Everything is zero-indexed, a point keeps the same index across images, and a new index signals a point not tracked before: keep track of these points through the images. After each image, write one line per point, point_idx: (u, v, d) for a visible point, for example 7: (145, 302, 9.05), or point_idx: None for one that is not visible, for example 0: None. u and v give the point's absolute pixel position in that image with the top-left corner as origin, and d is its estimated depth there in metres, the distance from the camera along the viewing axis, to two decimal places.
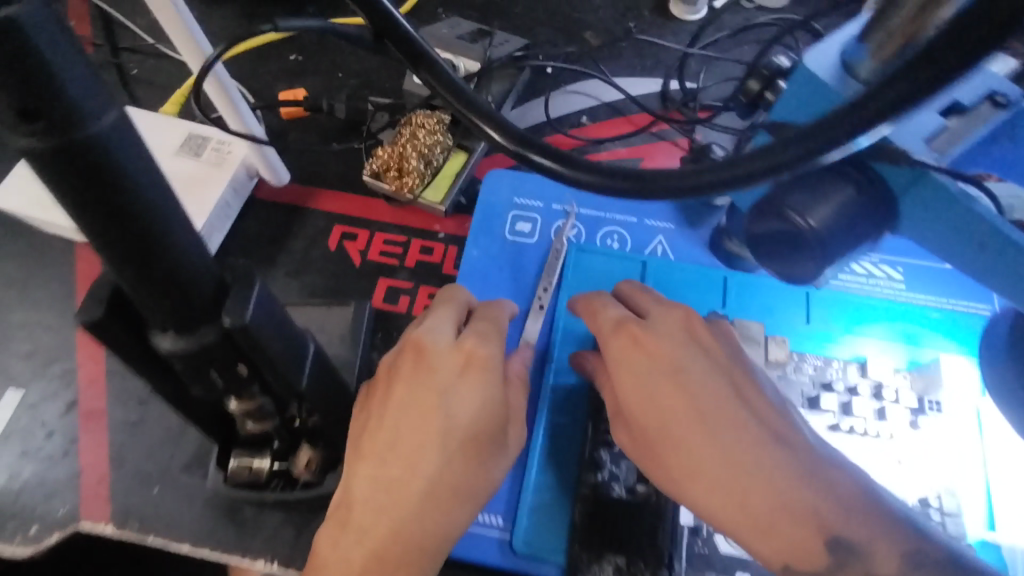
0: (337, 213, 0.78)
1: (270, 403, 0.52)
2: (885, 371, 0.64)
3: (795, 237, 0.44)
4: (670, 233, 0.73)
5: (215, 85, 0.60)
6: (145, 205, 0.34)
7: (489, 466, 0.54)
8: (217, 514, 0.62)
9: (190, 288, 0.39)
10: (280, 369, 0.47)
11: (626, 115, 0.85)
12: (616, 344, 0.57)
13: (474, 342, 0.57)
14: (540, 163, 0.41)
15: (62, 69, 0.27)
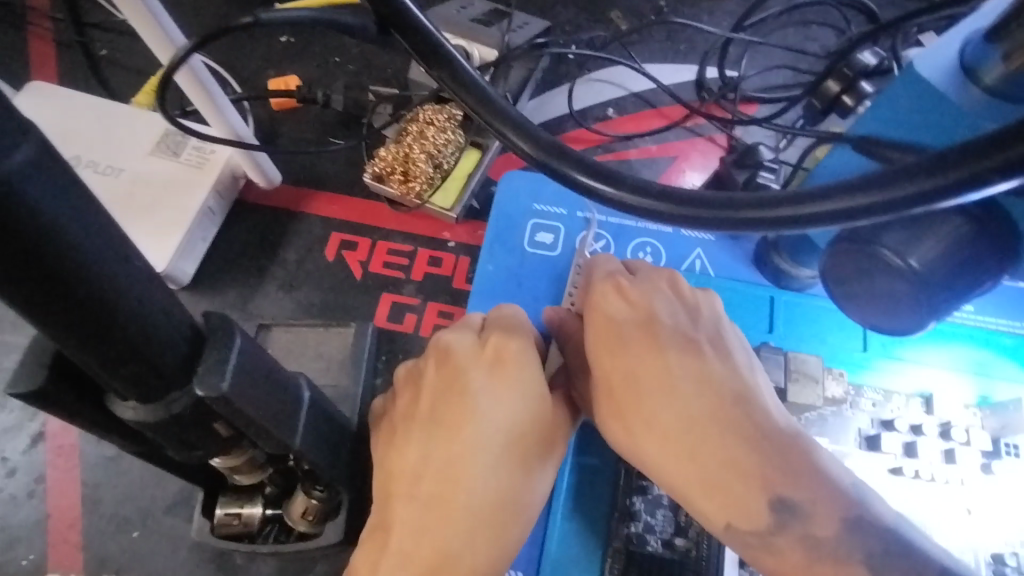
0: (334, 219, 0.70)
1: (262, 455, 0.45)
2: (954, 407, 0.57)
3: (890, 277, 0.38)
4: (709, 245, 0.65)
5: (190, 79, 0.51)
6: (83, 257, 0.27)
7: (537, 477, 0.48)
8: (203, 563, 0.56)
9: (151, 350, 0.32)
10: (267, 430, 0.40)
11: (657, 107, 0.77)
12: (599, 293, 0.52)
13: (500, 339, 0.51)
14: (574, 180, 0.35)
15: None
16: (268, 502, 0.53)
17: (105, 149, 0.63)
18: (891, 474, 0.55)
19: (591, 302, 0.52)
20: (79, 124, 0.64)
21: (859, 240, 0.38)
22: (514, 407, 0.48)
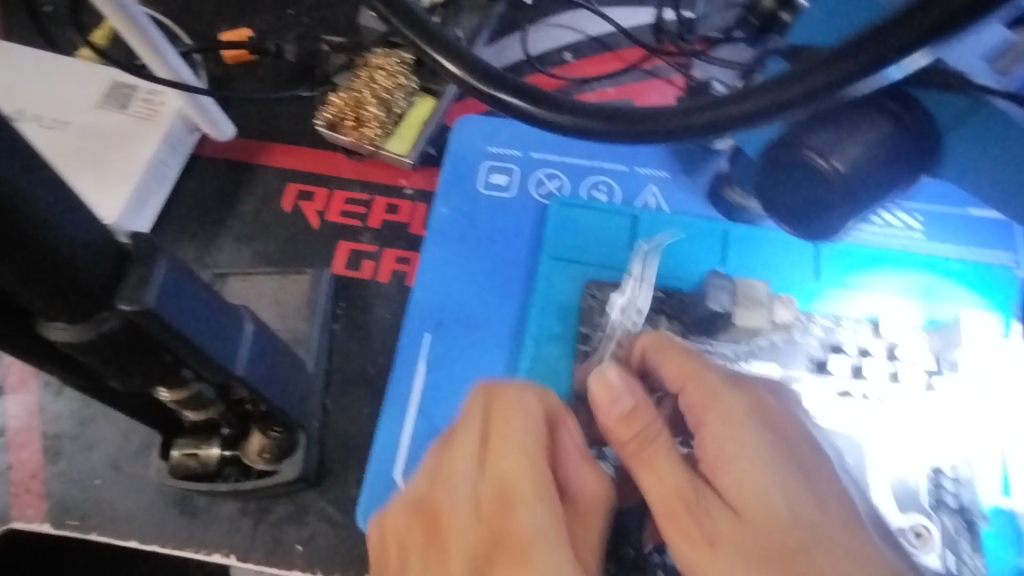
0: (290, 170, 0.69)
1: (208, 390, 0.46)
2: (902, 330, 0.58)
3: (817, 183, 0.38)
4: (664, 182, 0.65)
5: (124, 23, 0.52)
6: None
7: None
8: (167, 506, 0.57)
9: (74, 269, 0.32)
10: (208, 356, 0.40)
11: (615, 51, 0.76)
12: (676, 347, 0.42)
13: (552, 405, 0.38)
14: (513, 105, 0.39)
15: None
16: (223, 444, 0.54)
17: (52, 104, 0.62)
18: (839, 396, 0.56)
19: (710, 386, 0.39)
20: (23, 79, 0.63)
21: (788, 149, 0.38)
22: (523, 435, 0.37)
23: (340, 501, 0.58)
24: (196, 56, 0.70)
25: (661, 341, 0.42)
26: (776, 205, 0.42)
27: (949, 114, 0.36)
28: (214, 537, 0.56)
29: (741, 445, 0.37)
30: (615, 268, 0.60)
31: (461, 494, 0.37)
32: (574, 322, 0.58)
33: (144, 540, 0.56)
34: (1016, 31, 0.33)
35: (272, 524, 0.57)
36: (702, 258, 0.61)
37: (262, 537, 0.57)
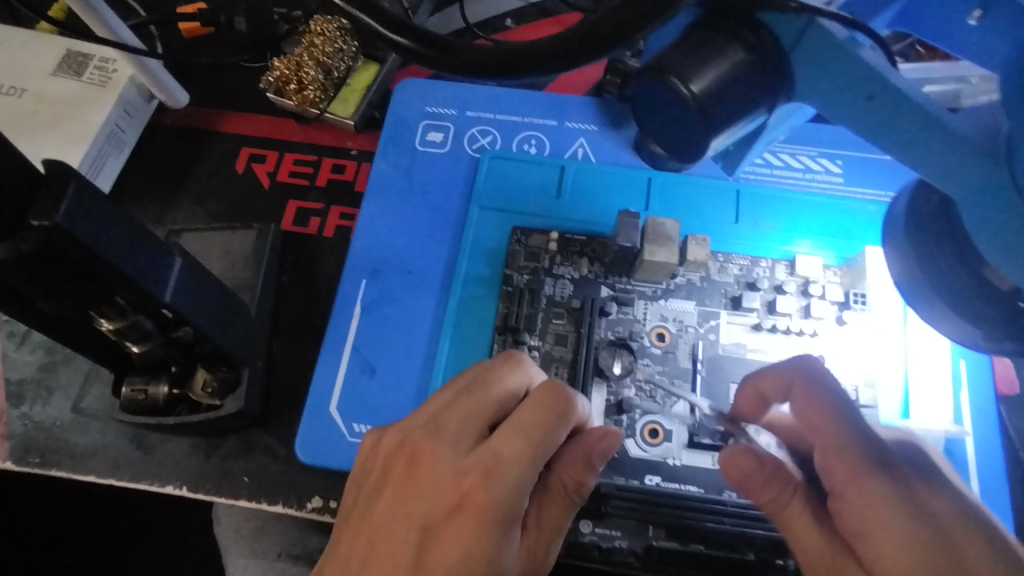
0: (245, 135, 0.73)
1: (148, 321, 0.49)
2: (814, 267, 0.60)
3: (681, 110, 0.38)
4: (592, 135, 0.67)
5: None
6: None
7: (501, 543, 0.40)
8: (123, 444, 0.61)
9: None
10: (137, 284, 0.44)
11: (555, 16, 0.78)
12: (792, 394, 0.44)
13: (543, 395, 0.43)
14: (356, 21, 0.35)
15: None
16: (171, 382, 0.58)
17: (13, 73, 0.67)
18: (753, 329, 0.59)
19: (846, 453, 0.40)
20: None
21: (653, 72, 0.38)
22: (541, 429, 0.42)
23: (284, 436, 0.61)
24: (153, 29, 0.74)
25: (512, 358, 0.46)
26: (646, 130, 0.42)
27: (791, 36, 0.37)
28: (166, 472, 0.60)
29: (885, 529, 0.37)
30: (542, 215, 0.64)
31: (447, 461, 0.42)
32: (501, 265, 0.62)
33: (102, 475, 0.60)
34: None
35: (221, 459, 0.61)
36: (625, 205, 0.64)
37: (211, 471, 0.61)
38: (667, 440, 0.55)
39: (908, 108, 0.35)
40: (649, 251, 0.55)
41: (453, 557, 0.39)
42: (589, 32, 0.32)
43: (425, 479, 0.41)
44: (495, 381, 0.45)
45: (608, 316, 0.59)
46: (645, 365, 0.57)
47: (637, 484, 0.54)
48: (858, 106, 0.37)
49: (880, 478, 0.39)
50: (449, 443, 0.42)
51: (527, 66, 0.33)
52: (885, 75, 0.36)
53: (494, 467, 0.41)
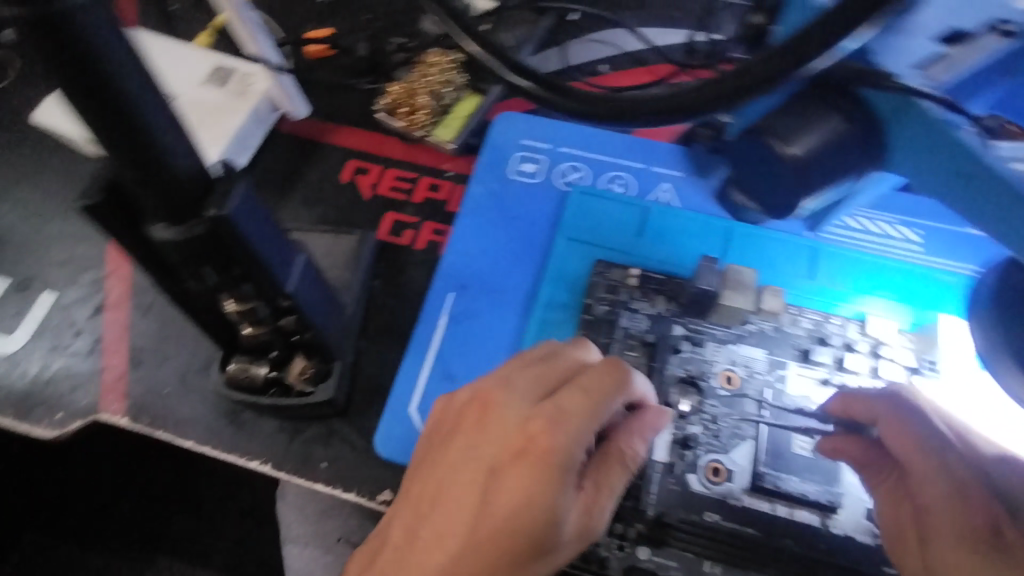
0: (353, 148, 0.80)
1: (262, 308, 0.55)
2: (887, 329, 0.62)
3: (776, 168, 0.42)
4: (677, 181, 0.71)
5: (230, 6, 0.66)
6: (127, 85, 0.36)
7: (557, 495, 0.42)
8: (220, 416, 0.67)
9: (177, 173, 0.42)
10: (266, 267, 0.50)
11: (647, 66, 0.83)
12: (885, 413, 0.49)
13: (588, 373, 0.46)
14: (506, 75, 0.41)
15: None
16: (270, 363, 0.63)
17: (168, 77, 0.76)
18: (821, 383, 0.60)
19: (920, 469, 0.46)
20: (146, 58, 0.77)
21: (756, 133, 0.42)
22: (597, 399, 0.45)
23: (362, 429, 0.66)
24: (287, 49, 0.83)
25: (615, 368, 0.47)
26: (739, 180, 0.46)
27: (889, 110, 0.41)
28: (254, 447, 0.66)
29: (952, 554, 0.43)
30: (624, 252, 0.67)
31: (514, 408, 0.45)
32: (580, 295, 0.66)
33: (199, 442, 0.66)
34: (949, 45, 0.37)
35: (304, 442, 0.66)
36: (704, 250, 0.67)
37: (293, 453, 0.66)
38: (730, 480, 0.57)
39: (1002, 185, 0.38)
40: (727, 296, 0.58)
41: (515, 499, 0.41)
42: (725, 89, 0.35)
43: (492, 423, 0.44)
44: (566, 354, 0.49)
45: (680, 353, 0.62)
46: (711, 405, 0.60)
47: (696, 519, 0.56)
48: (953, 185, 0.40)
49: (955, 499, 0.44)
50: (510, 407, 0.45)
51: (640, 116, 0.38)
52: (976, 153, 0.38)
53: (549, 456, 0.42)
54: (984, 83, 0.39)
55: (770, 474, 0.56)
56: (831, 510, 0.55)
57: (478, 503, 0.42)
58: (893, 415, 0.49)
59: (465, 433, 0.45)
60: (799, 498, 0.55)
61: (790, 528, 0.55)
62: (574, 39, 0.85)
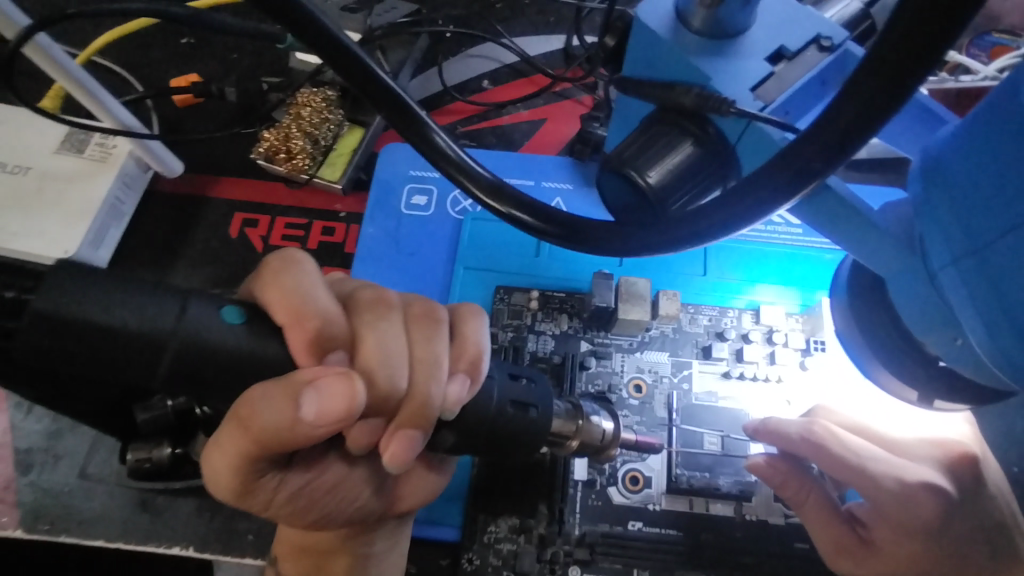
0: (237, 200, 0.77)
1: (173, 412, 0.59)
2: (778, 316, 0.65)
3: (641, 199, 0.43)
4: (567, 194, 0.72)
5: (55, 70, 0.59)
6: (83, 304, 0.30)
7: (394, 434, 0.41)
8: (129, 507, 0.63)
9: (255, 357, 0.36)
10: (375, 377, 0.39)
11: (528, 76, 0.83)
12: (289, 292, 0.39)
13: (284, 310, 0.38)
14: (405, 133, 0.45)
15: (59, 297, 0.29)
16: (173, 442, 0.61)
17: (17, 151, 0.70)
18: (723, 377, 0.63)
19: (372, 336, 0.39)
20: None
21: (616, 167, 0.43)
22: (388, 341, 0.40)
23: None
24: (150, 100, 0.78)
25: (289, 257, 0.41)
26: (624, 207, 0.45)
27: (735, 134, 0.42)
28: (168, 534, 0.62)
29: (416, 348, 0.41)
30: (523, 274, 0.68)
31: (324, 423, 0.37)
32: (487, 322, 0.66)
33: (108, 541, 0.62)
34: (776, 65, 0.42)
35: (226, 518, 0.63)
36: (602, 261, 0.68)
37: (215, 532, 0.63)
38: (648, 486, 0.59)
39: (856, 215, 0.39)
40: (624, 310, 0.60)
41: (254, 440, 0.38)
42: (637, 155, 0.43)
43: (370, 354, 0.39)
44: (276, 290, 0.39)
45: (588, 370, 0.63)
46: (624, 416, 0.61)
47: (620, 530, 0.57)
48: (830, 218, 0.40)
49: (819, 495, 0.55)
50: (276, 402, 0.35)
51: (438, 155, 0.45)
52: (845, 194, 0.39)
53: (363, 343, 0.39)
54: (812, 98, 0.42)
55: (685, 474, 0.59)
56: (744, 499, 0.58)
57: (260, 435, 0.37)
58: (814, 449, 0.54)
59: (271, 400, 0.36)
60: (715, 493, 0.58)
61: (707, 521, 0.58)
62: (452, 58, 0.84)
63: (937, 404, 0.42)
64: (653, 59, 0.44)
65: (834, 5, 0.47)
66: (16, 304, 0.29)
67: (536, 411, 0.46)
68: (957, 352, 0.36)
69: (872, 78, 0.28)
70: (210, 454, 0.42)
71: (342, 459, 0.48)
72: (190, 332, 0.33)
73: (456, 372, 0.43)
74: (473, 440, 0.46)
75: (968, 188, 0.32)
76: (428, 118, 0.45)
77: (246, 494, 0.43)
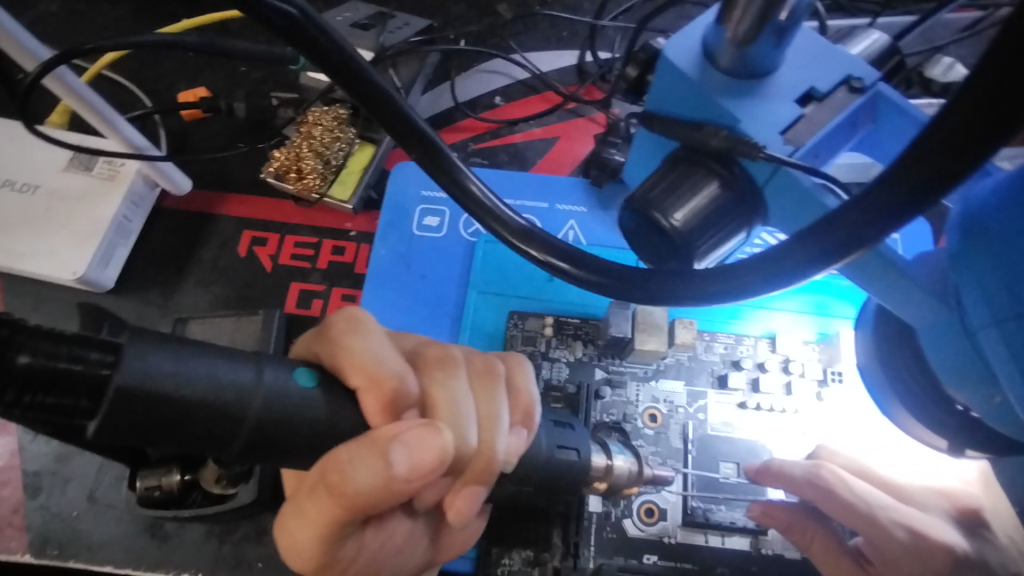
0: (246, 218, 0.76)
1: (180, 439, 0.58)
2: (794, 345, 0.64)
3: (666, 240, 0.42)
4: (581, 217, 0.71)
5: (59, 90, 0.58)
6: (168, 378, 0.27)
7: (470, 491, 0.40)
8: (139, 533, 0.62)
9: (332, 423, 0.34)
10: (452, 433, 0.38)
11: (541, 92, 0.82)
12: (359, 355, 0.38)
13: (357, 375, 0.37)
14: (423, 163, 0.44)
15: (147, 370, 0.27)
16: (182, 469, 0.60)
17: (24, 169, 0.69)
18: (738, 408, 0.62)
19: (441, 394, 0.39)
20: None
21: (640, 207, 0.43)
22: (456, 398, 0.39)
23: None
24: (158, 116, 0.77)
25: (353, 316, 0.41)
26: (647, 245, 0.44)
27: (763, 176, 0.41)
28: (179, 560, 0.62)
29: (483, 403, 0.40)
30: (537, 299, 0.67)
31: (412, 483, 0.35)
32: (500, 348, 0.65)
33: (118, 567, 0.61)
34: (806, 107, 0.41)
35: (236, 544, 0.62)
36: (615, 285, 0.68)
37: (226, 559, 0.62)
38: (663, 519, 0.58)
39: (887, 266, 0.38)
40: (641, 340, 0.59)
41: (336, 509, 0.35)
42: (663, 195, 0.42)
43: (444, 411, 0.38)
44: (345, 354, 0.39)
45: (603, 400, 0.62)
46: (639, 446, 0.61)
47: (635, 563, 0.57)
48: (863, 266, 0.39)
49: (824, 532, 0.55)
50: (365, 462, 0.33)
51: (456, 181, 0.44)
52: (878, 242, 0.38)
53: (433, 401, 0.39)
54: (842, 140, 0.42)
55: (700, 507, 0.58)
56: (759, 532, 0.58)
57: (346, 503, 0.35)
58: (822, 497, 0.54)
59: (359, 464, 0.34)
60: (731, 527, 0.57)
61: (721, 556, 0.57)
62: (463, 74, 0.83)
63: (968, 454, 0.41)
64: (680, 97, 0.43)
65: (859, 41, 0.46)
66: (94, 381, 0.26)
67: (575, 454, 0.46)
68: (995, 412, 0.35)
69: (933, 155, 0.26)
70: (289, 524, 0.38)
71: (408, 516, 0.44)
72: (270, 396, 0.31)
73: (514, 423, 0.42)
74: (524, 486, 0.45)
75: (1011, 249, 0.31)
76: (451, 155, 0.44)
77: (324, 566, 0.40)
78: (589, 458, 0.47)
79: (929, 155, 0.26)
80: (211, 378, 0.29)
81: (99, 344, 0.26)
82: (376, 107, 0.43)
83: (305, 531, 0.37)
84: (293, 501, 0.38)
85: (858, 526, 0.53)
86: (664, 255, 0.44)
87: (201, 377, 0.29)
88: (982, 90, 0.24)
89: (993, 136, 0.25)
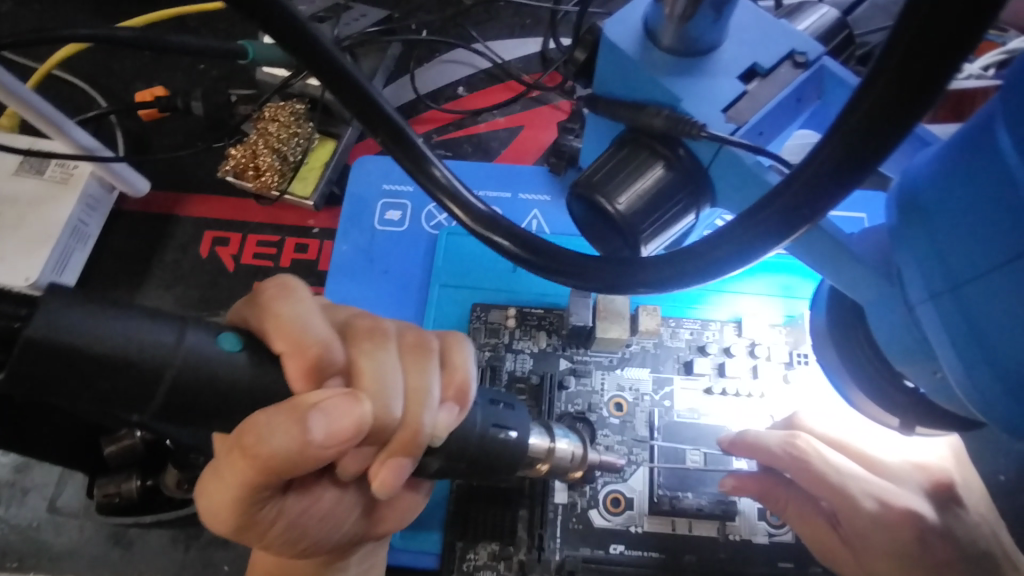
0: (206, 218, 0.75)
1: (142, 443, 0.60)
2: (760, 328, 0.64)
3: (609, 224, 0.41)
4: (545, 206, 0.70)
5: None
6: (78, 335, 0.27)
7: (392, 462, 0.40)
8: (100, 542, 0.61)
9: (257, 386, 0.34)
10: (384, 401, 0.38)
11: (505, 80, 0.81)
12: (280, 313, 0.37)
13: (283, 338, 0.36)
14: (393, 150, 0.42)
15: (62, 327, 0.26)
16: (142, 474, 0.60)
17: None
18: (704, 393, 0.62)
19: (370, 364, 0.38)
20: None
21: (581, 190, 0.41)
22: (385, 371, 0.38)
23: None
24: (114, 117, 0.76)
25: (285, 282, 0.40)
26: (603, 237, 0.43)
27: (707, 156, 0.40)
28: (140, 567, 0.61)
29: (412, 374, 0.40)
30: (499, 291, 0.67)
31: (328, 451, 0.35)
32: None
33: None
34: (749, 83, 0.41)
35: (201, 549, 0.61)
36: None
37: (189, 566, 0.61)
38: (629, 508, 0.58)
39: (835, 248, 0.37)
40: (602, 328, 0.58)
41: (245, 468, 0.36)
42: (603, 179, 0.41)
43: (370, 381, 0.38)
44: (269, 313, 0.38)
45: (567, 390, 0.61)
46: (604, 436, 0.60)
47: (602, 554, 0.56)
48: (813, 247, 0.38)
49: (801, 501, 0.55)
50: (282, 427, 0.34)
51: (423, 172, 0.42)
52: (836, 234, 0.37)
53: (359, 372, 0.38)
54: (787, 115, 0.41)
55: (666, 494, 0.57)
56: (728, 517, 0.57)
57: (262, 463, 0.35)
58: (799, 465, 0.54)
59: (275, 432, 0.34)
60: (698, 513, 0.57)
61: (690, 543, 0.57)
62: (425, 65, 0.82)
63: (920, 429, 0.41)
64: (624, 79, 0.42)
65: (807, 16, 0.45)
66: (3, 331, 0.25)
67: (513, 434, 0.45)
68: (936, 386, 0.35)
69: (853, 136, 0.26)
70: (208, 487, 0.40)
71: (335, 486, 0.47)
72: (188, 361, 0.31)
73: (446, 400, 0.42)
74: (456, 464, 0.45)
75: (945, 217, 0.30)
76: (423, 145, 0.42)
77: (243, 526, 0.42)
78: (528, 440, 0.47)
79: (844, 122, 0.26)
80: (126, 343, 0.28)
81: (15, 296, 0.26)
82: (344, 96, 0.41)
83: (224, 488, 0.39)
84: (215, 464, 0.39)
85: (828, 496, 0.54)
86: (612, 239, 0.43)
87: (115, 334, 0.28)
88: (898, 59, 0.23)
89: (917, 99, 0.24)
